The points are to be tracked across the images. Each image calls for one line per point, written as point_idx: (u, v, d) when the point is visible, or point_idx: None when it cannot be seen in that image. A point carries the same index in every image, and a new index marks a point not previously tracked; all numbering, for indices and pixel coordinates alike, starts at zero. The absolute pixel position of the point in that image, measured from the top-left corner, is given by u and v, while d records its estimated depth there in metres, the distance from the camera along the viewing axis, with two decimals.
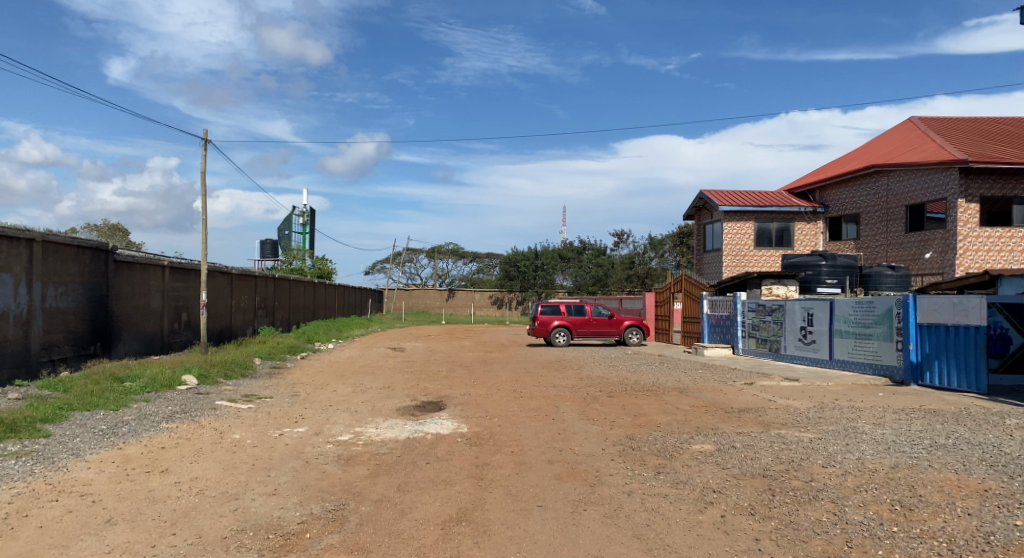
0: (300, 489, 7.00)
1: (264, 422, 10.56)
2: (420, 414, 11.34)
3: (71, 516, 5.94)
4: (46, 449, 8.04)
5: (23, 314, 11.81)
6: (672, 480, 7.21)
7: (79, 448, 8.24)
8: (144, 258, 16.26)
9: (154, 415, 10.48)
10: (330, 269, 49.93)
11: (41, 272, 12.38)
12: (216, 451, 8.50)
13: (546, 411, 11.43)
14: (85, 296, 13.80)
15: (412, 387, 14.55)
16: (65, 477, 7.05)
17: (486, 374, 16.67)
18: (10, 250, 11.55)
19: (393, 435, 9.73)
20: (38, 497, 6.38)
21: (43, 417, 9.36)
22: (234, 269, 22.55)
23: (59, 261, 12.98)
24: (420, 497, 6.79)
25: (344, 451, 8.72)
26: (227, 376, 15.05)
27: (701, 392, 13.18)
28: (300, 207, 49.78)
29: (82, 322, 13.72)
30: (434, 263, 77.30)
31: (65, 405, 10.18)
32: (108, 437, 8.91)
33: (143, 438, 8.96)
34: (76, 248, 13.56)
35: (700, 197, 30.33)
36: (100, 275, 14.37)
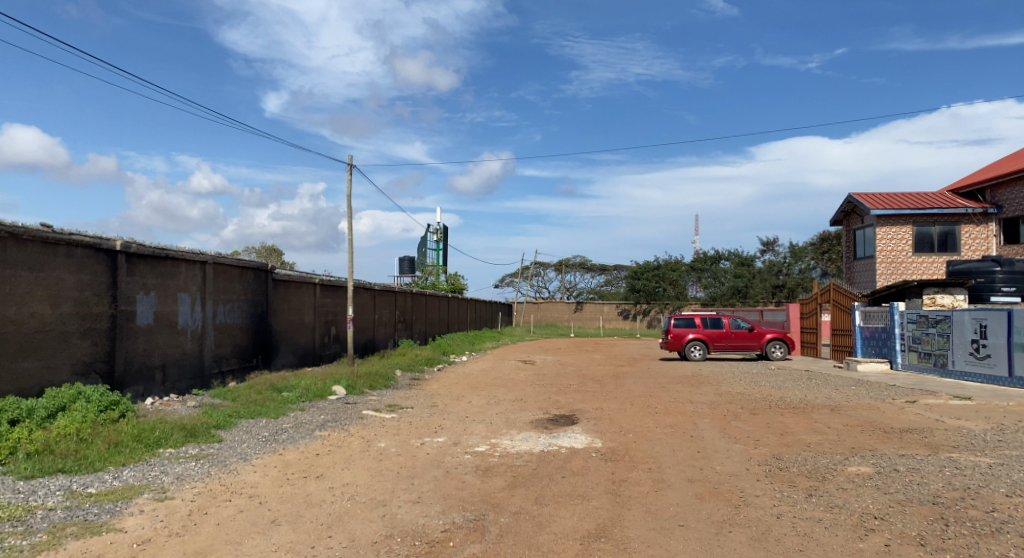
0: (442, 498, 7.23)
1: (406, 431, 11.03)
2: (554, 428, 11.37)
3: (242, 515, 6.47)
4: (219, 453, 8.85)
5: (198, 329, 13.13)
6: (826, 504, 6.76)
7: (247, 452, 9.01)
8: (298, 277, 17.54)
9: (309, 423, 11.27)
10: (463, 284, 51.45)
11: (213, 291, 13.71)
12: (365, 458, 8.98)
13: (684, 428, 11.08)
14: (249, 312, 15.11)
15: (545, 400, 14.60)
16: (236, 478, 7.71)
17: (620, 389, 16.39)
18: (188, 272, 12.88)
19: (529, 447, 9.83)
20: (215, 496, 7.02)
21: (217, 423, 10.34)
22: (376, 286, 23.77)
23: (227, 280, 14.30)
24: (558, 511, 6.79)
25: (482, 462, 8.89)
26: (371, 387, 15.87)
27: (855, 410, 12.24)
28: (434, 225, 51.83)
29: (246, 336, 15.00)
30: (563, 276, 77.56)
31: (234, 413, 11.19)
32: (271, 443, 9.67)
33: (300, 445, 9.64)
34: (241, 269, 14.88)
35: (848, 201, 28.41)
36: (261, 294, 15.68)
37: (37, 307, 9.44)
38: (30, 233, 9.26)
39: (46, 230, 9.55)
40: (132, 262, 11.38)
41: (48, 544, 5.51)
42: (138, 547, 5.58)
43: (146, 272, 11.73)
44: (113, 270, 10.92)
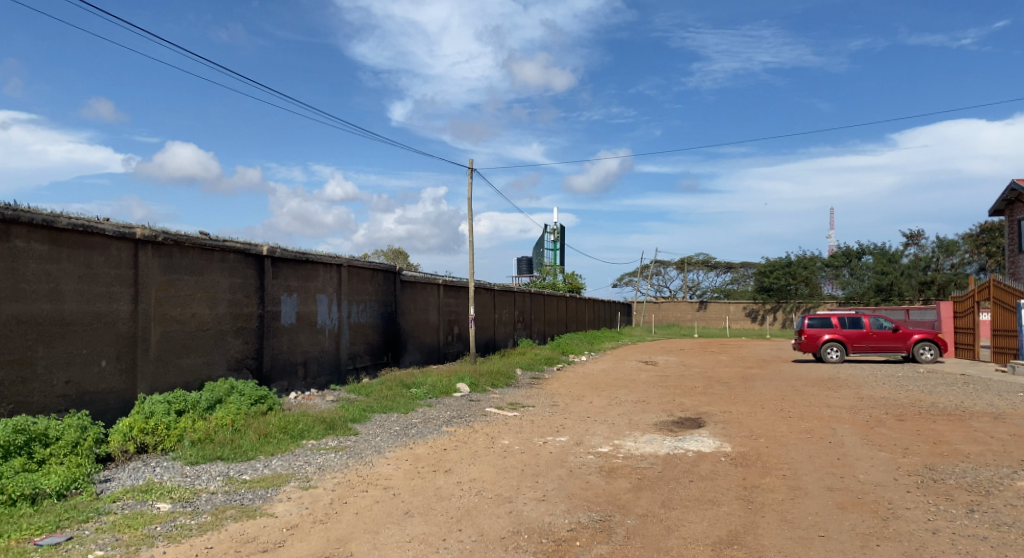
0: (568, 497, 7.23)
1: (529, 429, 11.14)
2: (680, 430, 11.08)
3: (378, 506, 6.78)
4: (355, 445, 9.33)
5: (335, 328, 13.93)
6: (990, 521, 6.14)
7: (380, 445, 9.45)
8: (424, 278, 18.19)
9: (436, 419, 11.65)
10: (581, 284, 51.33)
11: (347, 292, 14.50)
12: (490, 455, 9.15)
13: (821, 434, 10.45)
14: (380, 312, 15.85)
15: (669, 402, 14.27)
16: (371, 470, 8.10)
17: (749, 392, 15.72)
18: (325, 274, 13.69)
19: (654, 449, 9.64)
20: (352, 487, 7.41)
21: (353, 417, 10.92)
22: (496, 286, 24.22)
23: (360, 282, 15.07)
24: (687, 515, 6.61)
25: (606, 462, 8.82)
26: (494, 385, 16.19)
27: (1022, 419, 11.05)
28: (552, 225, 52.02)
29: (377, 335, 15.75)
30: (684, 275, 75.52)
31: (368, 408, 11.78)
32: (401, 437, 10.09)
33: (429, 440, 9.98)
34: (372, 271, 15.63)
35: (1010, 188, 25.74)
36: (390, 294, 16.40)
37: (197, 307, 10.36)
38: (191, 240, 10.17)
39: (204, 238, 10.46)
40: (276, 265, 12.24)
41: (211, 524, 6.04)
42: (287, 531, 5.99)
43: (288, 275, 12.58)
44: (260, 273, 11.79)
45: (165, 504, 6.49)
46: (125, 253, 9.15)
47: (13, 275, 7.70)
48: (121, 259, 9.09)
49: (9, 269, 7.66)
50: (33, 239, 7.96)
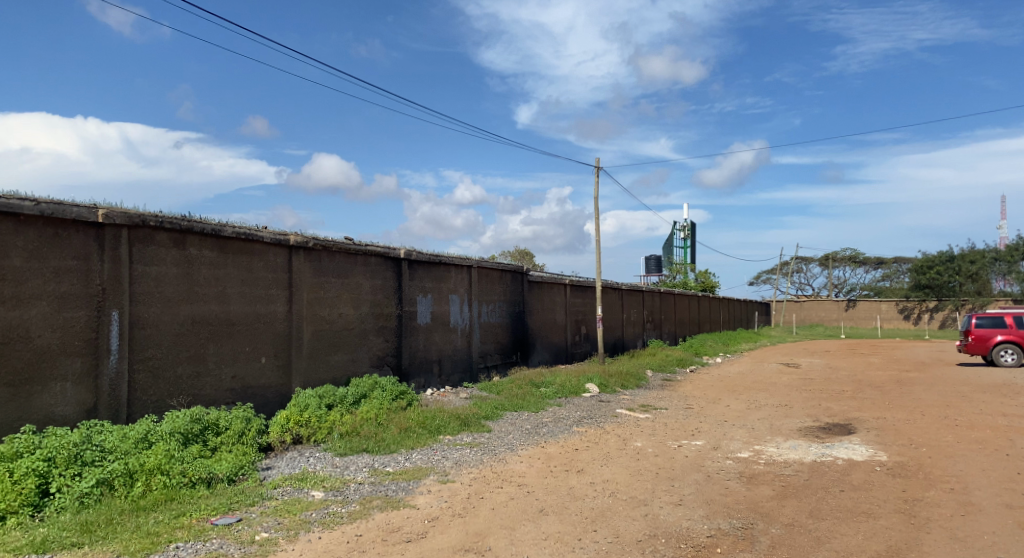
0: (706, 502, 7.00)
1: (662, 432, 10.90)
2: (827, 437, 10.41)
3: (514, 503, 6.90)
4: (489, 442, 9.55)
5: (466, 327, 14.34)
6: None
7: (513, 443, 9.61)
8: (551, 278, 18.31)
9: (567, 419, 11.68)
10: (714, 283, 49.58)
11: (477, 292, 14.87)
12: (623, 457, 9.04)
13: (995, 445, 9.43)
14: (509, 312, 16.13)
15: (814, 407, 13.44)
16: (505, 467, 8.26)
17: (907, 397, 14.48)
18: (457, 275, 14.13)
19: (799, 456, 9.12)
20: (488, 483, 7.59)
21: (486, 415, 11.19)
22: (624, 285, 23.93)
23: (489, 282, 15.41)
24: (839, 527, 6.18)
25: (746, 468, 8.45)
26: (624, 386, 15.99)
27: None
28: (682, 222, 50.65)
29: (507, 334, 16.04)
30: (829, 272, 70.89)
31: (500, 406, 12.02)
32: (533, 435, 10.20)
33: (560, 439, 10.02)
34: (501, 272, 15.94)
35: None
36: (518, 294, 16.65)
37: (343, 308, 11.02)
38: (337, 245, 10.85)
39: (348, 242, 11.12)
40: (412, 268, 12.77)
41: (360, 513, 6.41)
42: (429, 523, 6.23)
43: (423, 276, 13.09)
44: (398, 275, 12.36)
45: (319, 492, 6.96)
46: (280, 258, 9.91)
47: (189, 280, 8.53)
48: (277, 263, 9.85)
49: (186, 273, 8.50)
50: (204, 246, 8.77)
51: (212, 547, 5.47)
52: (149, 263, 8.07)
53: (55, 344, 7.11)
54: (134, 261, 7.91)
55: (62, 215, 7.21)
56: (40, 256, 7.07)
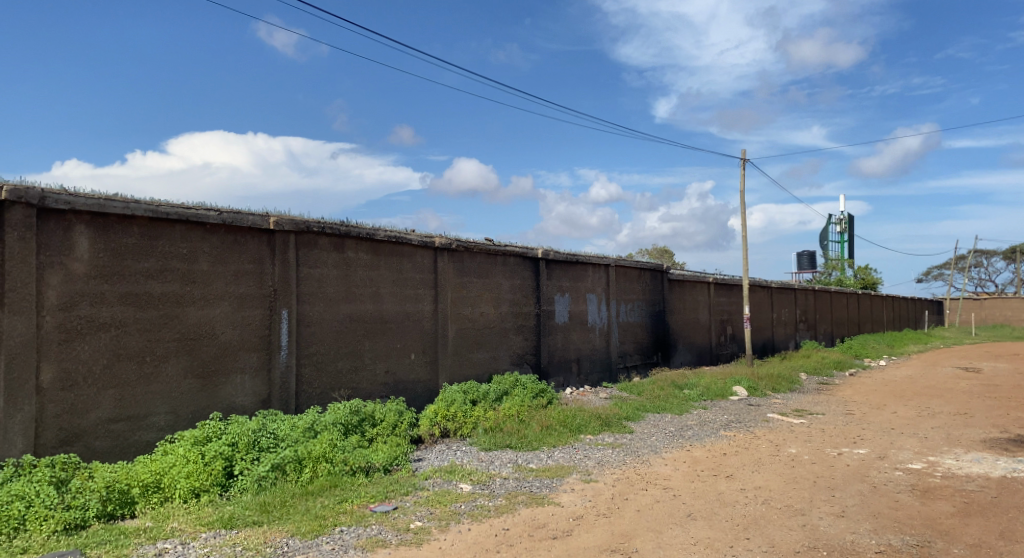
0: (872, 516, 6.49)
1: (819, 439, 10.23)
2: (1018, 451, 9.28)
3: (660, 505, 6.77)
4: (631, 443, 9.42)
5: (605, 327, 14.25)
6: None
7: (656, 445, 9.42)
8: (693, 276, 17.75)
9: (713, 422, 11.27)
10: (876, 280, 45.80)
11: (616, 291, 14.72)
12: (776, 463, 8.58)
13: None
14: (648, 311, 15.83)
15: (1000, 417, 12.04)
16: (649, 469, 8.11)
17: None
18: (595, 274, 14.07)
19: (982, 470, 8.21)
20: (632, 484, 7.49)
21: (627, 415, 11.06)
22: (774, 283, 22.70)
23: (628, 281, 15.21)
24: None
25: (919, 481, 7.73)
26: (775, 389, 15.17)
27: None
28: (838, 216, 47.26)
29: (647, 334, 15.76)
30: (1015, 266, 63.19)
31: (642, 407, 11.84)
32: (678, 438, 9.94)
33: (707, 443, 9.69)
34: (640, 270, 15.67)
35: None
36: (659, 293, 16.29)
37: (484, 307, 11.33)
38: (479, 246, 11.18)
39: (488, 243, 11.43)
40: (551, 267, 12.89)
41: (506, 508, 6.55)
42: (574, 521, 6.26)
43: (561, 276, 13.17)
44: (537, 275, 12.52)
45: (466, 485, 7.21)
46: (427, 259, 10.36)
47: (347, 281, 9.13)
48: (424, 264, 10.31)
49: (343, 275, 9.10)
50: (360, 249, 9.35)
51: (372, 532, 5.82)
52: (313, 266, 8.72)
53: (236, 340, 7.83)
54: (299, 265, 8.58)
55: (240, 223, 7.89)
56: (223, 260, 7.76)
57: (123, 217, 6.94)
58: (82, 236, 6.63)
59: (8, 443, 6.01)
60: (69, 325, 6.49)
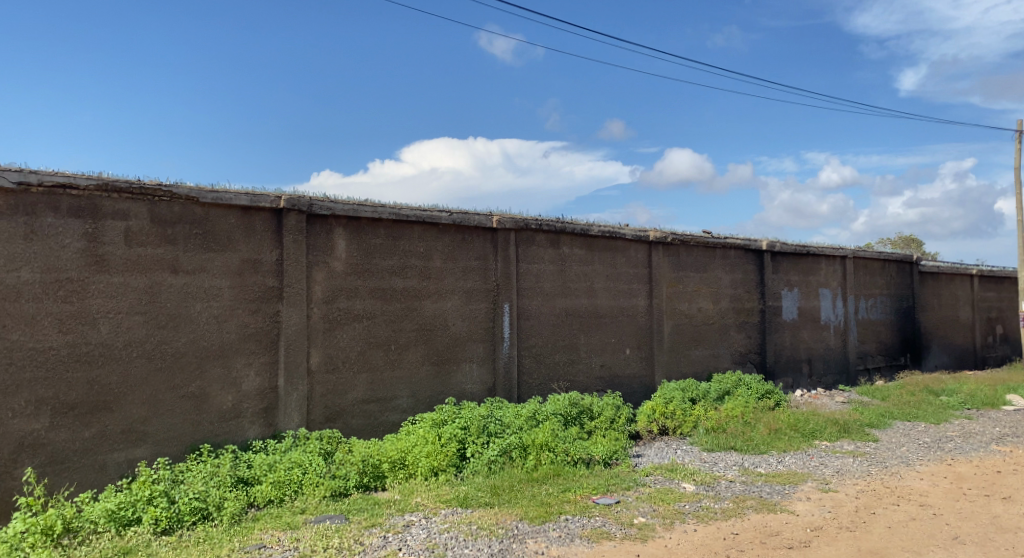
0: None
1: None
2: None
3: (917, 524, 6.02)
4: (877, 453, 8.50)
5: (841, 324, 13.03)
6: None
7: (909, 456, 8.40)
8: (951, 268, 15.54)
9: (981, 434, 9.78)
10: None
11: (854, 286, 13.38)
12: None
13: None
14: (894, 308, 14.17)
15: None
16: (901, 483, 7.25)
17: None
18: (829, 267, 12.91)
19: None
20: (880, 498, 6.76)
21: (870, 422, 10.00)
22: None
23: (869, 274, 13.74)
24: None
25: None
26: None
27: None
28: None
29: (892, 333, 14.12)
30: None
31: (887, 413, 10.64)
32: (935, 450, 8.78)
33: (973, 458, 8.43)
34: (883, 262, 14.08)
35: None
36: (907, 287, 14.51)
37: (703, 302, 10.94)
38: (696, 239, 10.81)
39: (707, 236, 11.01)
40: (777, 260, 12.07)
41: (735, 511, 6.26)
42: (813, 532, 5.80)
43: (789, 269, 12.27)
44: (761, 269, 11.80)
45: (690, 485, 7.01)
46: (642, 254, 10.26)
47: (563, 276, 9.33)
48: (638, 259, 10.22)
49: (561, 270, 9.32)
50: (575, 245, 9.51)
51: (596, 523, 5.90)
52: (531, 262, 9.05)
53: (464, 331, 8.39)
54: (519, 260, 8.94)
55: (467, 222, 8.41)
56: (453, 257, 8.34)
57: (371, 220, 7.69)
58: (340, 238, 7.46)
59: (287, 417, 6.99)
60: (331, 316, 7.37)
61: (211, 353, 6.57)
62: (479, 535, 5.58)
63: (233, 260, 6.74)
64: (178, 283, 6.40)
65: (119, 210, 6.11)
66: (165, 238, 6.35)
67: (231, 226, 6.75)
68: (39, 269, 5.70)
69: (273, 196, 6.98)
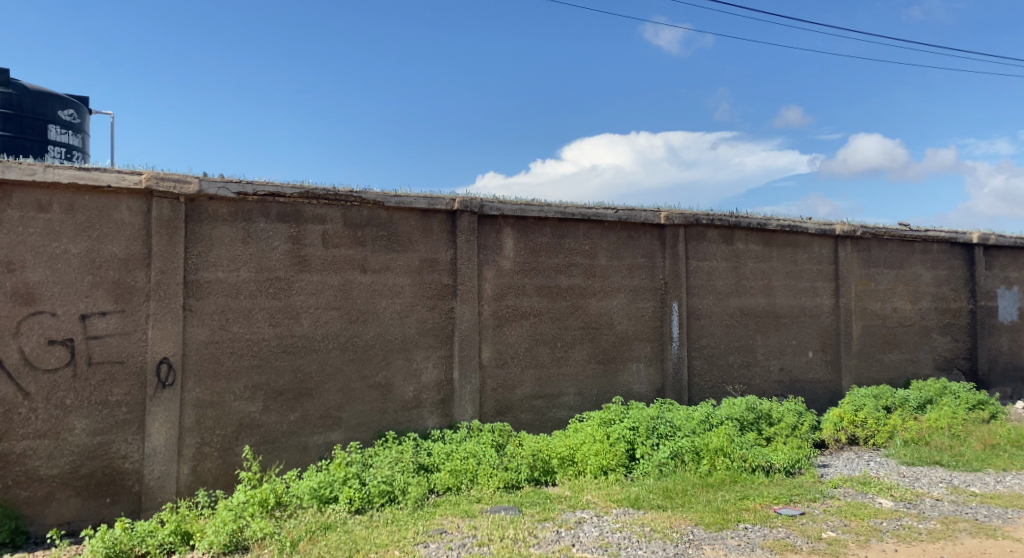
0: None
1: None
2: None
3: None
4: None
5: None
6: None
7: None
8: None
9: None
10: None
11: None
12: None
13: None
14: None
15: None
16: None
17: None
18: None
19: None
20: None
21: None
22: None
23: None
24: None
25: None
26: None
27: None
28: None
29: None
30: None
31: None
32: None
33: None
34: None
35: None
36: None
37: (899, 302, 9.94)
38: (890, 233, 9.85)
39: (903, 229, 9.98)
40: (990, 255, 10.67)
41: (942, 534, 5.62)
42: None
43: (1006, 265, 10.80)
44: (970, 265, 10.50)
45: (887, 501, 6.40)
46: (826, 249, 9.52)
47: (738, 273, 8.90)
48: (823, 255, 9.49)
49: (734, 267, 8.89)
50: (751, 240, 9.03)
51: (779, 534, 5.57)
52: (703, 259, 8.72)
53: (631, 330, 8.27)
54: (690, 257, 8.65)
55: (635, 219, 8.28)
56: (620, 255, 8.25)
57: (540, 219, 7.81)
58: (509, 238, 7.66)
59: (462, 409, 7.31)
60: (501, 314, 7.59)
61: (394, 346, 7.03)
62: (653, 537, 5.48)
63: (413, 259, 7.15)
64: (366, 281, 6.91)
65: (317, 215, 6.69)
66: (356, 240, 6.87)
67: (411, 228, 7.16)
68: (254, 269, 6.38)
69: (448, 199, 7.30)
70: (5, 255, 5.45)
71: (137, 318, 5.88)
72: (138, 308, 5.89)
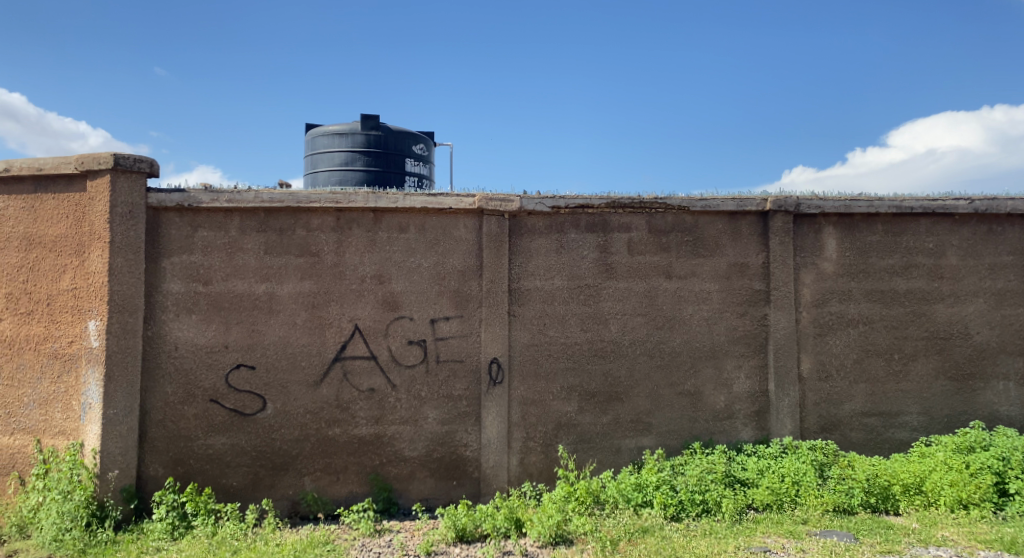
0: None
1: None
2: None
3: None
4: None
5: None
6: None
7: None
8: None
9: None
10: None
11: None
12: None
13: None
14: None
15: None
16: None
17: None
18: None
19: None
20: None
21: None
22: None
23: None
24: None
25: None
26: None
27: None
28: None
29: None
30: None
31: None
32: None
33: None
34: None
35: None
36: None
37: None
38: None
39: None
40: None
41: None
42: None
43: None
44: None
45: None
46: None
47: None
48: None
49: None
50: None
51: None
52: None
53: (995, 342, 6.99)
54: None
55: (996, 210, 6.97)
56: (976, 253, 7.00)
57: (867, 216, 6.99)
58: (831, 237, 6.98)
59: (779, 423, 6.85)
60: (823, 321, 6.94)
61: (703, 354, 6.86)
62: None
63: (721, 264, 6.92)
64: (672, 287, 6.86)
65: (624, 224, 6.85)
66: (661, 246, 6.88)
67: (719, 231, 6.95)
68: (568, 277, 6.76)
69: (760, 199, 6.91)
70: (378, 269, 6.55)
71: (473, 322, 6.63)
72: (473, 314, 6.63)
